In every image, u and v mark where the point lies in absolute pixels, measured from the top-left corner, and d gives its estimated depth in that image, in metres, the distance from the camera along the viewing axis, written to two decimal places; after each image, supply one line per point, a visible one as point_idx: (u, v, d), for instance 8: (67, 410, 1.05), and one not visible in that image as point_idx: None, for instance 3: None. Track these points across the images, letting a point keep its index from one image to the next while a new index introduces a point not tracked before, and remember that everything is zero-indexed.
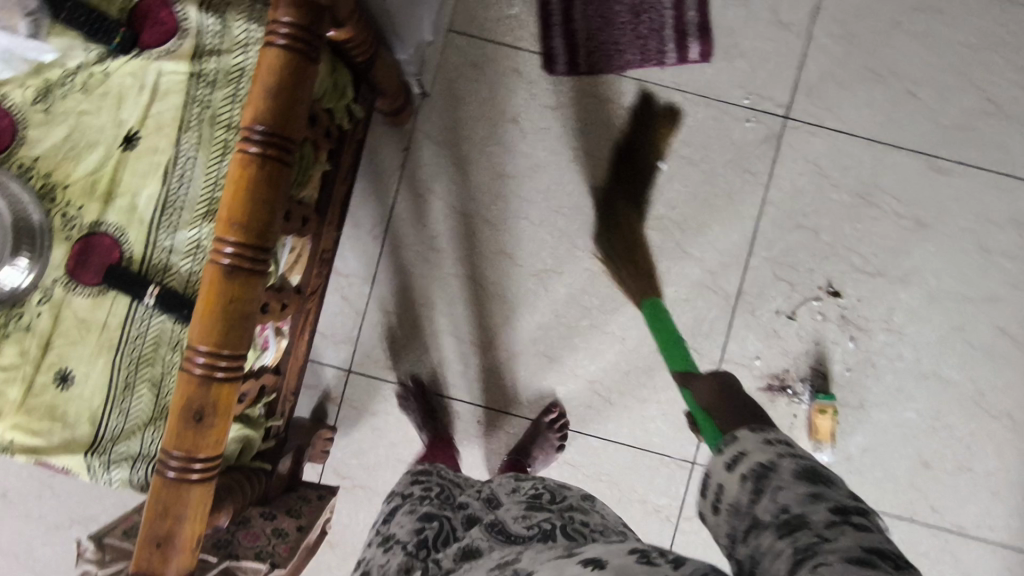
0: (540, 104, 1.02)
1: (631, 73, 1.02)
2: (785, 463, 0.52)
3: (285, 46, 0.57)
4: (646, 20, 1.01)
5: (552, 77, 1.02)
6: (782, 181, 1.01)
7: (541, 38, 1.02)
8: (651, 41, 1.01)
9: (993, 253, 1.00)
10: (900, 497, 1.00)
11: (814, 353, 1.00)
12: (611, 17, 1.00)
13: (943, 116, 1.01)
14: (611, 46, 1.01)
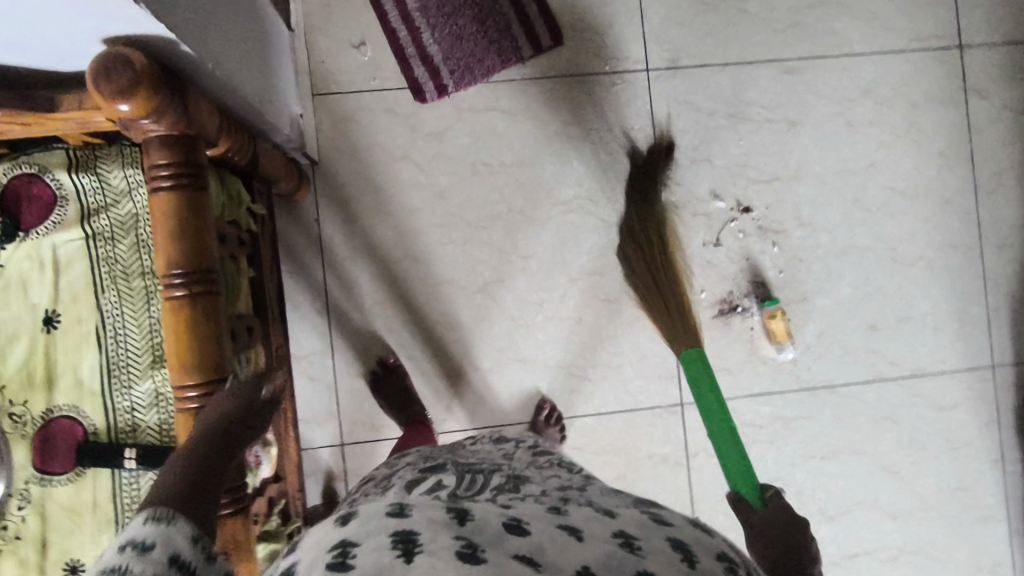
0: (424, 134, 1.04)
1: (498, 78, 1.05)
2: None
3: (171, 187, 0.58)
4: (492, 25, 1.04)
5: (426, 105, 1.04)
6: (664, 127, 1.07)
7: (403, 73, 1.03)
8: (504, 42, 1.04)
9: (860, 126, 1.10)
10: (863, 363, 1.10)
11: (748, 268, 1.08)
12: (460, 33, 1.03)
13: (777, 22, 1.09)
14: (470, 59, 1.03)
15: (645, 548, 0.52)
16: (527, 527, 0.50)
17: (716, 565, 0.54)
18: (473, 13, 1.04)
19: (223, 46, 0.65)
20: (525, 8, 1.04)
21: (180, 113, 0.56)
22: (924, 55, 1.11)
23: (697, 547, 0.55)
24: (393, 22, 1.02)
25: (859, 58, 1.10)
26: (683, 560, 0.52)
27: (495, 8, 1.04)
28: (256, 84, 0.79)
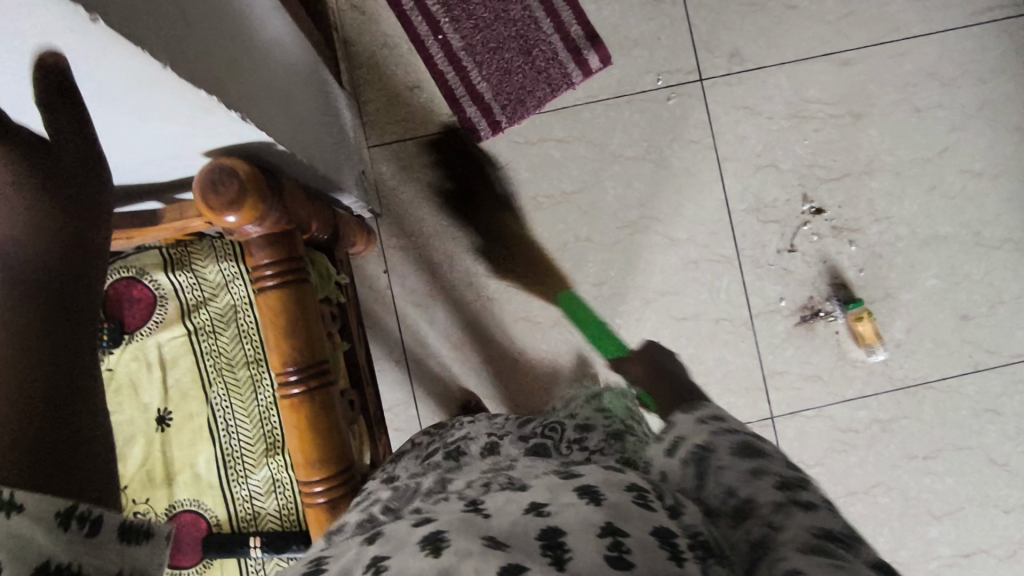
0: (482, 173, 1.03)
1: (551, 107, 1.03)
2: (722, 445, 0.54)
3: (277, 284, 0.58)
4: (539, 55, 1.02)
5: (481, 143, 1.03)
6: (725, 135, 1.04)
7: (454, 114, 1.02)
8: (553, 70, 1.03)
9: (927, 110, 1.06)
10: (957, 355, 1.06)
11: (827, 271, 1.05)
12: (508, 66, 1.02)
13: (829, 13, 1.05)
14: (521, 91, 1.03)
15: (556, 508, 0.40)
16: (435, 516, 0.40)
17: (624, 496, 0.41)
18: (519, 44, 1.02)
19: (306, 135, 0.66)
20: (570, 33, 1.02)
21: (279, 211, 0.57)
22: (988, 28, 1.06)
23: (606, 485, 0.43)
24: (439, 64, 1.02)
25: (919, 40, 1.06)
26: (588, 500, 0.40)
27: (540, 37, 1.02)
28: (336, 160, 0.80)
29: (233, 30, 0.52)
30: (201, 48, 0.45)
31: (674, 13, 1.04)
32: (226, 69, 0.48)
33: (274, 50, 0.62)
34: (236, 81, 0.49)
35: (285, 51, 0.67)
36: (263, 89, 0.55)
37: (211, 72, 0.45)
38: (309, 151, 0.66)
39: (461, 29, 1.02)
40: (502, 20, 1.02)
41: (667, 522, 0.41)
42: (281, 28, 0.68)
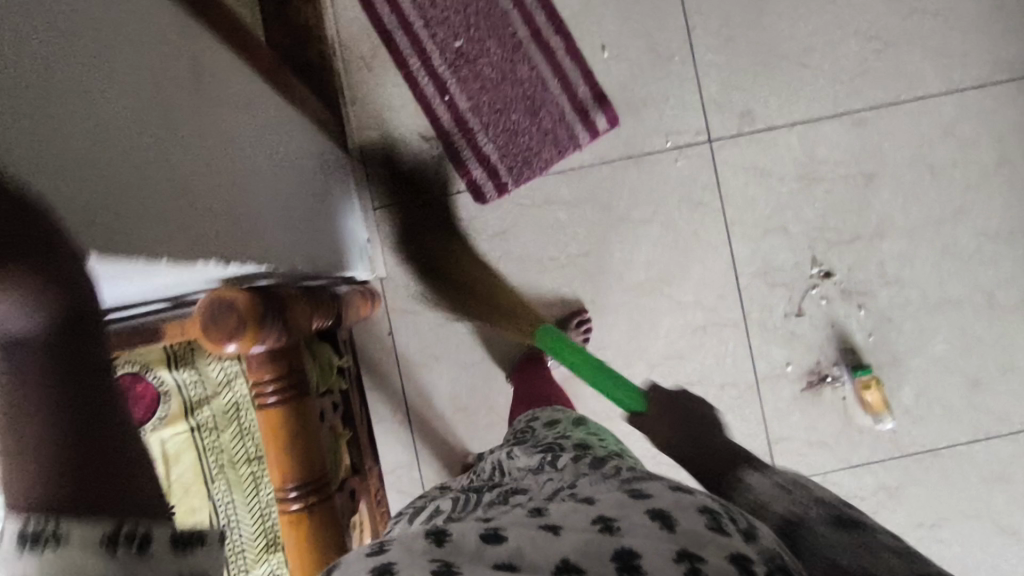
0: (487, 234, 1.03)
1: (556, 169, 1.02)
2: (817, 518, 0.51)
3: (279, 401, 0.59)
4: (545, 116, 1.01)
5: (487, 205, 1.02)
6: (733, 198, 1.03)
7: (460, 176, 1.02)
8: (559, 131, 1.01)
9: (943, 170, 1.02)
10: (966, 420, 1.05)
11: (835, 335, 1.04)
12: (514, 127, 1.01)
13: (844, 70, 1.02)
14: (527, 152, 1.02)
15: (626, 526, 0.45)
16: (504, 533, 0.45)
17: (696, 520, 0.45)
18: (525, 105, 1.01)
19: (303, 231, 0.66)
20: (578, 94, 1.01)
21: (282, 333, 0.57)
22: (1010, 86, 1.02)
23: (680, 506, 0.47)
24: (445, 126, 1.01)
25: (937, 98, 1.02)
26: (663, 526, 0.45)
27: (547, 97, 1.01)
28: (334, 242, 0.79)
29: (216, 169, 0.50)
30: (177, 216, 0.44)
31: (683, 72, 1.02)
32: (203, 223, 0.47)
33: (268, 158, 0.61)
34: (212, 230, 0.48)
35: (282, 150, 0.65)
36: (245, 219, 0.54)
37: (185, 238, 0.44)
38: (302, 254, 0.65)
39: (468, 90, 1.01)
40: (508, 81, 1.01)
41: (742, 546, 0.44)
42: (279, 124, 0.67)
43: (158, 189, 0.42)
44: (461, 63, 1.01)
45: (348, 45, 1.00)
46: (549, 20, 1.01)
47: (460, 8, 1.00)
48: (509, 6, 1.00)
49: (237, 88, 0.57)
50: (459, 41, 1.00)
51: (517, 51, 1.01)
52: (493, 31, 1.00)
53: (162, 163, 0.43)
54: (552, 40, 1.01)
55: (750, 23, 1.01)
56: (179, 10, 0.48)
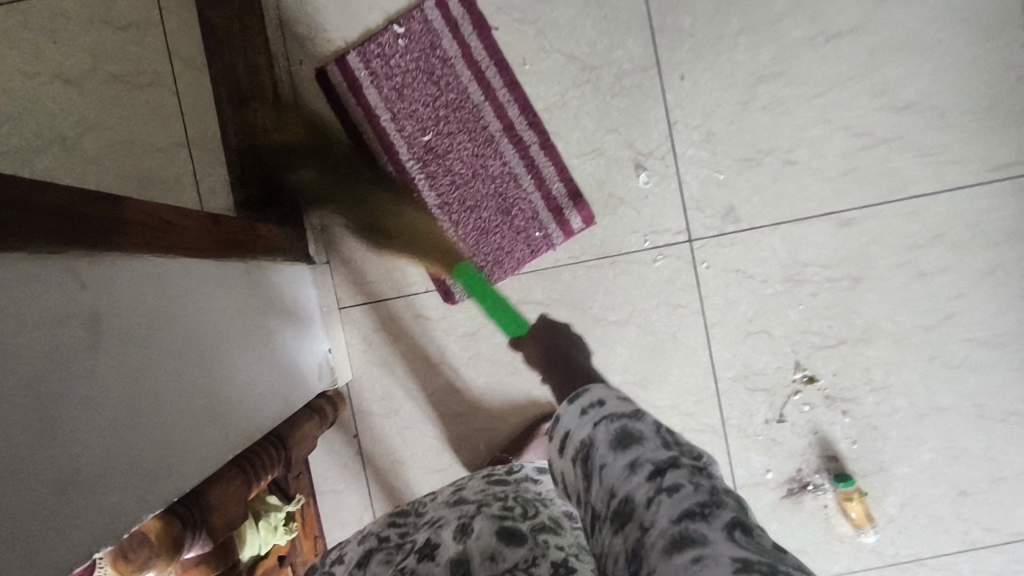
0: (457, 334, 0.99)
1: (528, 269, 0.98)
2: (601, 437, 0.70)
3: None
4: (518, 214, 0.97)
5: (457, 305, 0.98)
6: (713, 300, 0.99)
7: (429, 276, 0.97)
8: (531, 230, 0.97)
9: (934, 274, 0.98)
10: (953, 531, 1.01)
11: (817, 442, 1.00)
12: (484, 226, 0.96)
13: (831, 169, 0.97)
14: (499, 252, 0.97)
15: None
16: None
17: None
18: (497, 202, 0.97)
19: (231, 420, 0.60)
20: (552, 191, 0.97)
21: (206, 538, 0.53)
22: (1006, 186, 0.97)
23: None
24: (414, 223, 0.97)
25: (929, 198, 0.97)
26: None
27: (520, 194, 0.97)
28: (284, 388, 0.75)
29: (123, 421, 0.45)
30: (70, 518, 0.38)
31: (662, 168, 0.97)
32: (101, 502, 0.41)
33: (196, 353, 0.56)
34: (113, 501, 0.43)
35: (214, 329, 0.60)
36: (162, 453, 0.49)
37: (78, 537, 0.39)
38: (232, 444, 0.60)
39: (438, 186, 0.96)
40: (480, 177, 0.96)
41: None
42: (213, 298, 0.61)
43: (45, 503, 0.36)
44: (431, 157, 0.96)
45: (313, 140, 0.97)
46: (522, 114, 0.96)
47: (429, 100, 0.95)
48: (480, 99, 0.96)
49: (159, 291, 0.52)
50: (428, 135, 0.96)
51: (489, 146, 0.96)
52: (463, 125, 0.96)
53: (59, 463, 0.38)
54: (526, 135, 0.96)
55: (733, 119, 0.97)
56: (70, 261, 0.42)
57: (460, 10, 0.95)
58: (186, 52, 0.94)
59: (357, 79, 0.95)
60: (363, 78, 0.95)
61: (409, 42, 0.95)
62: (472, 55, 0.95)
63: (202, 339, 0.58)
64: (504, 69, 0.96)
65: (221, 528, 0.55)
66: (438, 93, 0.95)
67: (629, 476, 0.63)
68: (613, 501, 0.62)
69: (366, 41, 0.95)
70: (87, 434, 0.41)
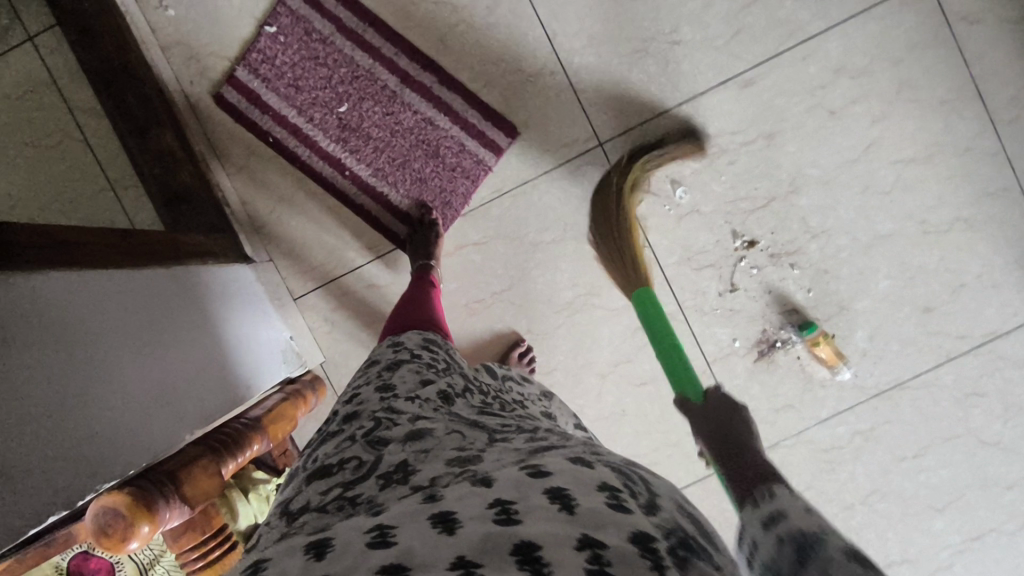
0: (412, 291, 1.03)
1: (477, 200, 1.02)
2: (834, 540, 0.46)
3: (205, 562, 0.66)
4: (445, 153, 1.00)
5: None
6: (638, 195, 1.01)
7: (390, 239, 1.01)
8: (465, 162, 1.00)
9: (843, 110, 0.99)
10: (927, 348, 1.03)
11: (775, 300, 1.02)
12: (421, 175, 1.00)
13: (717, 38, 0.99)
14: (443, 193, 1.01)
15: (523, 508, 0.41)
16: (506, 503, 0.42)
17: (596, 501, 0.43)
18: (423, 151, 1.00)
19: (172, 407, 0.66)
20: (469, 122, 0.99)
21: (183, 507, 0.61)
22: (890, 5, 0.97)
23: (580, 488, 0.44)
24: (355, 198, 1.00)
25: (819, 39, 0.98)
26: (560, 508, 0.42)
27: (439, 135, 0.99)
28: (241, 372, 0.80)
29: (31, 420, 0.50)
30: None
31: (556, 84, 1.00)
32: (13, 487, 0.48)
33: (118, 348, 0.61)
34: (24, 488, 0.48)
35: (133, 324, 0.64)
36: (82, 440, 0.54)
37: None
38: (179, 425, 0.66)
39: (364, 156, 1.00)
40: (399, 133, 0.99)
41: (643, 524, 0.42)
42: (130, 296, 0.65)
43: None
44: (348, 133, 0.99)
45: (223, 150, 1.01)
46: (412, 61, 0.98)
47: (325, 84, 0.98)
48: (370, 63, 0.98)
49: (64, 298, 0.56)
50: (337, 113, 0.99)
51: (395, 102, 0.99)
52: (364, 92, 0.99)
53: None
54: (423, 78, 0.99)
55: (611, 16, 0.98)
56: None
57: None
58: (82, 102, 0.98)
59: (253, 90, 0.98)
60: (259, 87, 0.98)
61: (286, 36, 0.97)
62: (345, 26, 0.98)
63: (129, 337, 0.63)
64: (378, 30, 0.98)
65: (197, 497, 0.63)
66: (331, 73, 0.98)
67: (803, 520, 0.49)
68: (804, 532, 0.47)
69: (246, 53, 0.98)
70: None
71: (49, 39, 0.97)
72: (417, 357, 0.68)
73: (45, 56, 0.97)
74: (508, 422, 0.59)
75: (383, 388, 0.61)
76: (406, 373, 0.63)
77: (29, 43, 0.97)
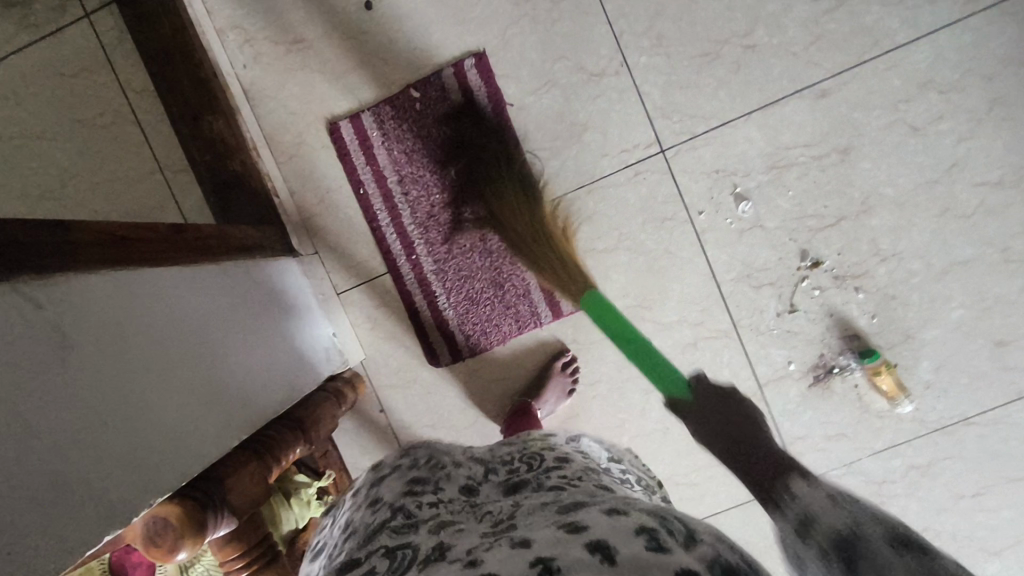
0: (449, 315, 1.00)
1: (514, 342, 1.01)
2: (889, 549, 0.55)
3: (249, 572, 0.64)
4: (509, 290, 0.99)
5: (438, 363, 1.02)
6: (699, 206, 0.97)
7: (419, 340, 1.02)
8: (521, 307, 0.99)
9: (926, 126, 0.92)
10: (996, 384, 0.97)
11: (836, 324, 0.97)
12: (475, 297, 0.99)
13: (795, 43, 0.93)
14: (486, 323, 1.00)
15: (566, 565, 0.41)
16: (551, 564, 0.41)
17: (636, 544, 0.43)
18: (490, 278, 0.98)
19: (229, 408, 0.64)
20: None
21: (231, 515, 0.60)
22: (988, 16, 0.90)
23: (619, 535, 0.44)
24: (409, 287, 1.00)
25: (906, 49, 0.91)
26: (603, 560, 0.41)
27: (514, 271, 0.98)
28: (289, 376, 0.78)
29: (102, 425, 0.48)
30: (66, 509, 0.43)
31: (619, 84, 0.95)
32: (91, 497, 0.45)
33: (177, 350, 0.60)
34: (99, 497, 0.46)
35: (188, 324, 0.63)
36: (154, 445, 0.52)
37: (75, 522, 0.44)
38: (234, 429, 0.64)
39: (434, 253, 0.99)
40: (477, 251, 0.98)
41: (685, 564, 0.42)
42: (188, 304, 0.64)
43: (31, 500, 0.40)
44: (432, 223, 0.98)
45: (274, 138, 0.98)
46: (491, 105, 0.95)
47: (435, 168, 0.96)
48: None
49: (120, 302, 0.55)
50: (432, 202, 0.97)
51: (490, 221, 0.97)
52: (468, 197, 0.97)
53: (47, 464, 0.42)
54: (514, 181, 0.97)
55: (682, 16, 0.93)
56: (27, 285, 0.45)
57: (479, 81, 0.95)
58: (135, 83, 0.96)
59: (369, 138, 0.97)
60: (376, 138, 0.97)
61: (425, 107, 0.95)
62: (482, 123, 0.96)
63: (185, 339, 0.62)
64: (508, 126, 0.96)
65: (242, 508, 0.62)
66: (446, 161, 0.96)
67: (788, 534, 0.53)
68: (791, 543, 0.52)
69: (382, 103, 0.96)
70: (64, 436, 0.44)
71: (106, 17, 0.96)
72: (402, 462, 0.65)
73: (101, 34, 0.96)
74: (542, 487, 0.57)
75: (373, 496, 0.59)
76: (387, 479, 0.62)
77: (86, 20, 0.96)
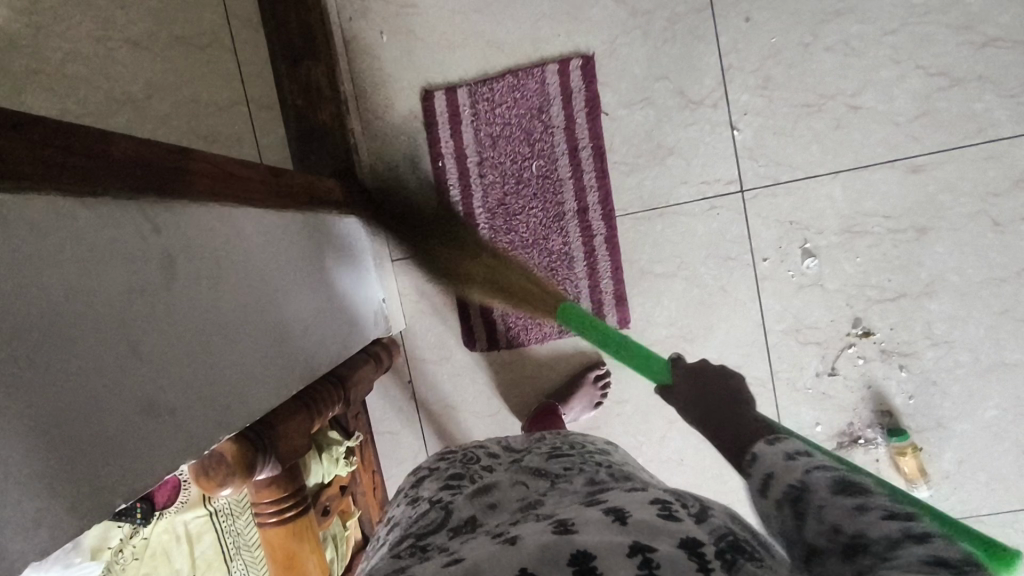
0: (497, 302, 1.01)
1: (553, 342, 1.02)
2: (877, 498, 0.46)
3: (278, 520, 0.65)
4: (560, 293, 0.99)
5: (472, 348, 1.03)
6: (765, 252, 0.96)
7: (460, 321, 1.02)
8: None
9: (1009, 224, 0.91)
10: (1015, 492, 0.98)
11: (871, 397, 0.97)
12: (524, 291, 1.00)
13: (899, 113, 0.92)
14: (529, 319, 1.01)
15: (580, 526, 0.44)
16: (573, 527, 0.44)
17: (648, 512, 0.46)
18: (545, 275, 0.99)
19: (290, 351, 0.65)
20: (601, 286, 0.99)
21: (276, 462, 0.61)
22: None
23: (634, 505, 0.47)
24: (464, 267, 1.01)
25: (1008, 143, 0.90)
26: (614, 519, 0.45)
27: (569, 276, 0.99)
28: (341, 334, 0.80)
29: (192, 352, 0.49)
30: (162, 431, 0.45)
31: (715, 117, 0.94)
32: (175, 427, 0.46)
33: (256, 288, 0.61)
34: (189, 422, 0.48)
35: (269, 260, 0.64)
36: (228, 385, 0.53)
37: (167, 445, 0.45)
38: (293, 378, 0.65)
39: (496, 240, 0.99)
40: (538, 248, 0.98)
41: (693, 531, 0.44)
42: (272, 244, 0.66)
43: (126, 420, 0.41)
44: (500, 211, 0.98)
45: (365, 98, 1.00)
46: (587, 109, 0.96)
47: (517, 159, 0.97)
48: (566, 173, 0.97)
49: (217, 235, 0.56)
50: (506, 190, 0.98)
51: (557, 222, 0.98)
52: (542, 192, 0.97)
53: (148, 388, 0.44)
54: (591, 189, 0.97)
55: (793, 63, 0.92)
56: (145, 209, 0.47)
57: (580, 83, 0.95)
58: (242, 12, 0.97)
59: (459, 114, 0.97)
60: (466, 116, 0.97)
61: (521, 96, 0.96)
62: (574, 125, 0.96)
63: (263, 276, 0.63)
64: (598, 134, 0.96)
65: (286, 455, 0.63)
66: (529, 154, 0.97)
67: (780, 460, 0.52)
68: (786, 484, 0.49)
69: (480, 82, 0.96)
70: (162, 361, 0.46)
71: None
72: (439, 465, 0.65)
73: None
74: (573, 466, 0.59)
75: (413, 495, 0.61)
76: (429, 478, 0.63)
77: None
